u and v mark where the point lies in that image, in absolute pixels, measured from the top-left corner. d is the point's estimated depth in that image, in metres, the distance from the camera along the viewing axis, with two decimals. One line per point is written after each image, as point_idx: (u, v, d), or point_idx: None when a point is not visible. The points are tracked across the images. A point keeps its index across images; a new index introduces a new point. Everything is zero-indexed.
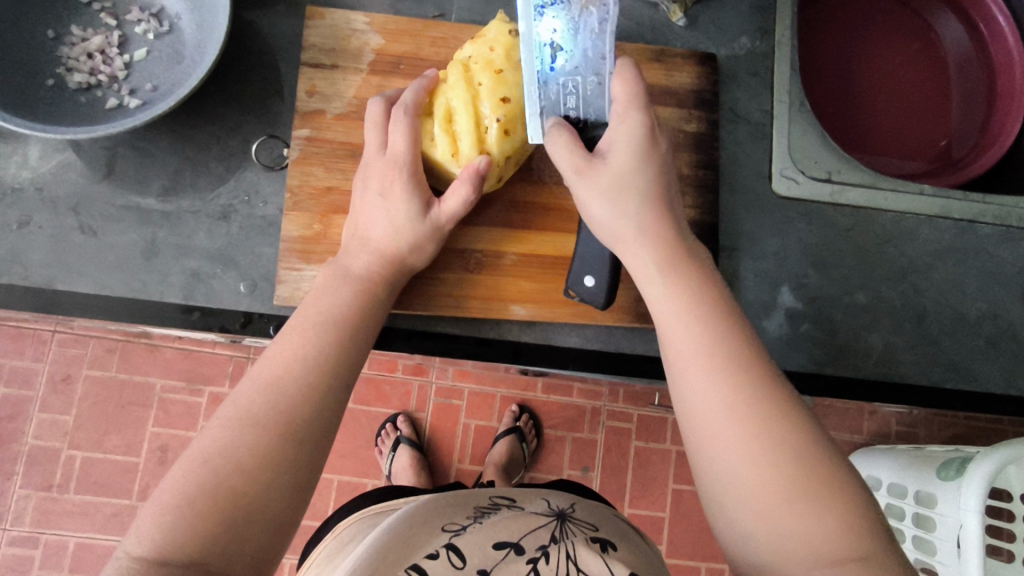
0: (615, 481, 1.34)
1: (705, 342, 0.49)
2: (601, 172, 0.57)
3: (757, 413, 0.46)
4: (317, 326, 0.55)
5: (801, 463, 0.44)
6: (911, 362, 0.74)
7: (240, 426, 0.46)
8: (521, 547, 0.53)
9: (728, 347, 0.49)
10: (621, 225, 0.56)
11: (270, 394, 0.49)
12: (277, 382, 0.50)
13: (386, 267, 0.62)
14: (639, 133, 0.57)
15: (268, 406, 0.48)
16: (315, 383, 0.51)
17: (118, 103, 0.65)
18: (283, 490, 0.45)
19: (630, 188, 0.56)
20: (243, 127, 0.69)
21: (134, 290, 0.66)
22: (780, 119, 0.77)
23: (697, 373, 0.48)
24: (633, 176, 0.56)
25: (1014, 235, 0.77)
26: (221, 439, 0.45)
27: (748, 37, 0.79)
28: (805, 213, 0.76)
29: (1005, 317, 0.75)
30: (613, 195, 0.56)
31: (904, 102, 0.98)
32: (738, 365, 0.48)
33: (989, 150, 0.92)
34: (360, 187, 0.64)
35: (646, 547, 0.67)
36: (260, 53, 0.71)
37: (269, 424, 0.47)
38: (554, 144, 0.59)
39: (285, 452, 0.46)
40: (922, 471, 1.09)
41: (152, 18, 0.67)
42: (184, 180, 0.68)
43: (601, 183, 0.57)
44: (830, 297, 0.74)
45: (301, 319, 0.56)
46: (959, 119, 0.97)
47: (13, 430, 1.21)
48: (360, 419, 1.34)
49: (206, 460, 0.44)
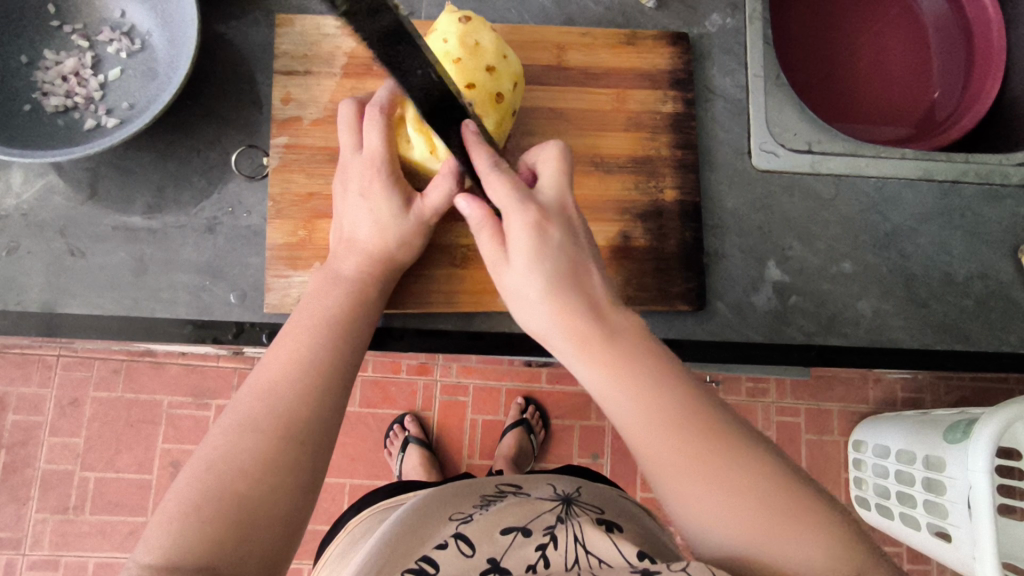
0: (625, 465, 1.35)
1: (653, 413, 0.44)
2: (514, 278, 0.51)
3: (722, 475, 0.42)
4: (311, 330, 0.56)
5: (786, 513, 0.41)
6: (902, 327, 0.74)
7: (241, 432, 0.47)
8: (528, 530, 0.54)
9: (678, 411, 0.44)
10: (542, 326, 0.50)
11: (269, 399, 0.50)
12: (274, 387, 0.51)
13: (371, 267, 0.62)
14: (528, 224, 0.51)
15: (267, 410, 0.49)
16: (312, 386, 0.51)
17: (95, 124, 0.65)
18: (288, 492, 0.46)
19: (536, 286, 0.49)
20: (222, 139, 0.70)
21: (127, 308, 0.66)
22: (756, 94, 0.77)
23: (654, 452, 0.43)
24: (535, 277, 0.50)
25: (999, 193, 0.77)
26: (223, 446, 0.46)
27: (719, 14, 0.79)
28: (787, 185, 0.76)
29: (994, 276, 0.76)
30: (527, 303, 0.50)
31: (885, 67, 0.98)
32: (694, 428, 0.44)
33: (972, 110, 0.92)
34: (342, 189, 0.65)
35: (652, 523, 0.68)
36: (233, 64, 0.71)
37: (269, 427, 0.48)
38: (479, 240, 0.55)
39: (287, 454, 0.47)
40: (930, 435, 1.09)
41: (123, 36, 0.67)
42: (168, 196, 0.69)
43: (518, 293, 0.51)
44: (817, 269, 0.75)
45: (292, 326, 0.56)
46: (941, 81, 0.97)
47: (26, 455, 1.22)
48: (368, 421, 1.35)
49: (210, 467, 0.45)
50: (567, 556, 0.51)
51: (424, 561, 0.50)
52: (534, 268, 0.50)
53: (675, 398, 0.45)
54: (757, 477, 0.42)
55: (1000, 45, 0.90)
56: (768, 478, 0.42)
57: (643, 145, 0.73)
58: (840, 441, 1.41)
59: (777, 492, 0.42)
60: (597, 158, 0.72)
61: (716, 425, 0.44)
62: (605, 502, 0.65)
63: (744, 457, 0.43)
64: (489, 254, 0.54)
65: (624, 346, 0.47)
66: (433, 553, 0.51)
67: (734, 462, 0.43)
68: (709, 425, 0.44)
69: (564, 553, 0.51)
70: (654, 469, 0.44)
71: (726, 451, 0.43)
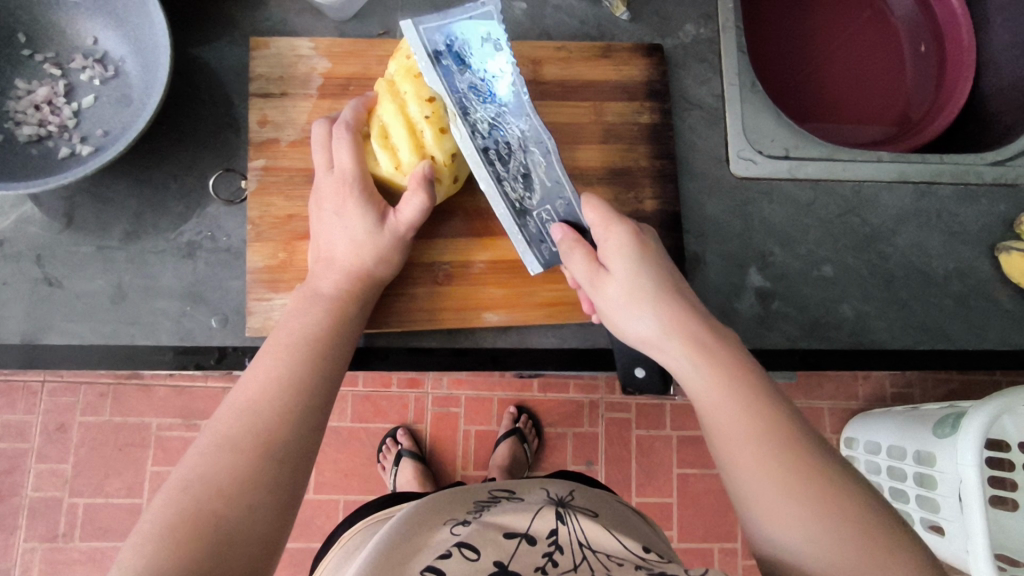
0: (620, 470, 1.36)
1: (739, 396, 0.50)
2: (613, 289, 0.57)
3: (781, 458, 0.48)
4: (291, 348, 0.56)
5: (856, 523, 0.45)
6: (884, 328, 0.75)
7: (218, 450, 0.47)
8: (533, 539, 0.54)
9: (759, 408, 0.50)
10: (646, 334, 0.55)
11: (248, 419, 0.49)
12: (252, 405, 0.50)
13: (354, 286, 0.62)
14: (628, 245, 0.57)
15: (246, 427, 0.49)
16: (292, 402, 0.51)
17: (70, 152, 0.65)
18: (266, 510, 0.45)
19: (641, 294, 0.55)
20: (199, 162, 0.69)
21: (108, 335, 0.66)
22: (732, 102, 0.78)
23: (739, 449, 0.49)
24: (639, 287, 0.55)
25: (974, 192, 0.79)
26: (201, 465, 0.46)
27: (692, 24, 0.79)
28: (766, 191, 0.76)
29: (972, 274, 0.77)
30: (635, 305, 0.56)
31: (858, 54, 1.02)
32: (776, 429, 0.49)
33: (957, 87, 0.95)
34: (316, 209, 0.65)
35: (648, 528, 0.68)
36: (208, 88, 0.70)
37: (246, 442, 0.48)
38: (569, 262, 0.60)
39: (264, 474, 0.46)
40: (919, 430, 1.11)
41: (96, 63, 0.66)
42: (146, 222, 0.68)
43: (619, 304, 0.57)
44: (799, 273, 0.75)
45: (273, 343, 0.56)
46: (919, 58, 1.01)
47: (11, 484, 1.20)
48: (361, 437, 1.35)
49: (186, 486, 0.44)
50: (574, 556, 0.52)
51: (429, 570, 0.48)
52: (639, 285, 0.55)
53: (762, 398, 0.51)
54: (834, 484, 0.47)
55: (967, 26, 0.95)
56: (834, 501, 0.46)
57: (622, 157, 0.74)
58: (832, 438, 1.42)
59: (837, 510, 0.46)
60: (578, 171, 0.72)
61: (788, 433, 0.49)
62: (599, 507, 0.65)
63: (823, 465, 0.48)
64: (578, 274, 0.59)
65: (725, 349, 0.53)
66: (438, 562, 0.50)
67: (821, 482, 0.47)
68: (798, 446, 0.48)
69: (571, 556, 0.51)
70: (726, 464, 0.50)
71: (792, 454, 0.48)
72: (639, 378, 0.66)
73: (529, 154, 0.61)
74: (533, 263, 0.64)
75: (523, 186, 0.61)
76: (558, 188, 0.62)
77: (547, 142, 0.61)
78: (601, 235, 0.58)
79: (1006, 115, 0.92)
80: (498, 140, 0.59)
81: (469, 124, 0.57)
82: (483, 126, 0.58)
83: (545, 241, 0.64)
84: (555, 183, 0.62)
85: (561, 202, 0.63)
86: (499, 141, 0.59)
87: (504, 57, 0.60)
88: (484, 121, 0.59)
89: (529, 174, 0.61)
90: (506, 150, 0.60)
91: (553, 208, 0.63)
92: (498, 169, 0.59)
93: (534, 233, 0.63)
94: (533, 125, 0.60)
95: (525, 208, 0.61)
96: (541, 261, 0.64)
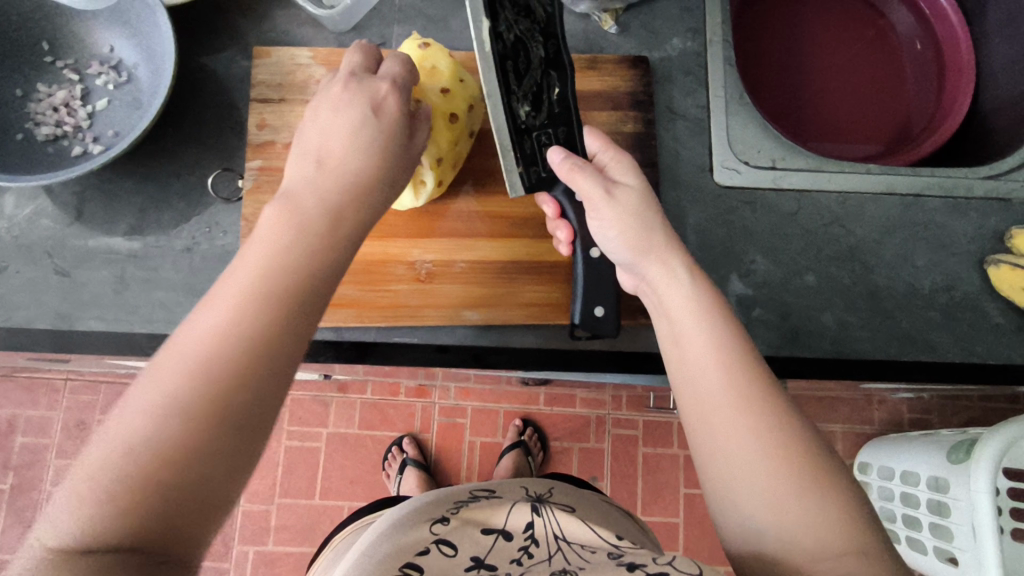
0: (626, 487, 1.36)
1: (715, 334, 0.50)
2: (631, 197, 0.59)
3: (746, 396, 0.47)
4: (266, 273, 0.41)
5: (815, 485, 0.43)
6: (867, 339, 0.75)
7: (146, 430, 0.35)
8: (508, 534, 0.56)
9: (737, 349, 0.49)
10: (641, 248, 0.57)
11: (196, 370, 0.37)
12: (201, 356, 0.37)
13: (352, 199, 0.48)
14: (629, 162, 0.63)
15: (191, 389, 0.36)
16: (249, 362, 0.38)
17: (83, 151, 0.70)
18: (200, 510, 0.35)
19: (649, 209, 0.58)
20: (201, 164, 0.73)
21: (110, 324, 0.70)
22: (717, 113, 0.79)
23: (705, 381, 0.48)
24: (651, 202, 0.59)
25: (964, 206, 0.79)
26: (132, 435, 0.34)
27: (680, 38, 0.81)
28: (749, 201, 0.77)
29: (960, 288, 0.76)
30: (645, 220, 0.58)
31: (857, 67, 1.03)
32: (743, 381, 0.47)
33: (956, 103, 0.96)
34: (336, 98, 0.53)
35: (633, 524, 0.69)
36: (213, 94, 0.75)
37: (192, 408, 0.36)
38: (578, 177, 0.61)
39: (205, 460, 0.35)
40: (933, 457, 1.09)
41: (111, 69, 0.71)
42: (149, 218, 0.72)
43: (626, 219, 0.58)
44: (780, 281, 0.76)
45: (238, 265, 0.42)
46: (919, 75, 1.02)
47: (31, 478, 1.26)
48: (368, 444, 1.37)
49: (107, 467, 0.33)
50: (549, 547, 0.53)
51: (407, 566, 0.49)
52: (638, 216, 0.58)
53: (737, 342, 0.49)
54: (804, 453, 0.45)
55: (967, 42, 0.96)
56: (799, 446, 0.45)
57: None
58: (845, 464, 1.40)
59: (800, 458, 0.44)
60: None
61: (757, 379, 0.48)
62: (578, 502, 0.66)
63: (792, 433, 0.45)
64: (589, 187, 0.60)
65: (704, 291, 0.53)
66: (416, 559, 0.50)
67: (786, 429, 0.45)
68: (768, 392, 0.47)
69: (546, 547, 0.53)
70: (692, 404, 0.49)
71: (762, 398, 0.47)
72: (596, 318, 0.67)
73: (546, 78, 0.65)
74: (515, 184, 0.65)
75: (530, 107, 0.64)
76: (566, 114, 0.66)
77: (568, 70, 0.66)
78: (604, 155, 0.64)
79: (1003, 130, 0.92)
80: (519, 57, 0.62)
81: (495, 32, 0.60)
82: (508, 37, 0.61)
83: (534, 164, 0.65)
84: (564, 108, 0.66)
85: (564, 130, 0.66)
86: (519, 56, 0.62)
87: None
88: (512, 34, 0.62)
89: (540, 97, 0.65)
90: (523, 66, 0.63)
91: (554, 133, 0.66)
92: (509, 82, 0.62)
93: (527, 153, 0.65)
94: (558, 52, 0.65)
95: (526, 127, 0.64)
96: (526, 183, 0.65)
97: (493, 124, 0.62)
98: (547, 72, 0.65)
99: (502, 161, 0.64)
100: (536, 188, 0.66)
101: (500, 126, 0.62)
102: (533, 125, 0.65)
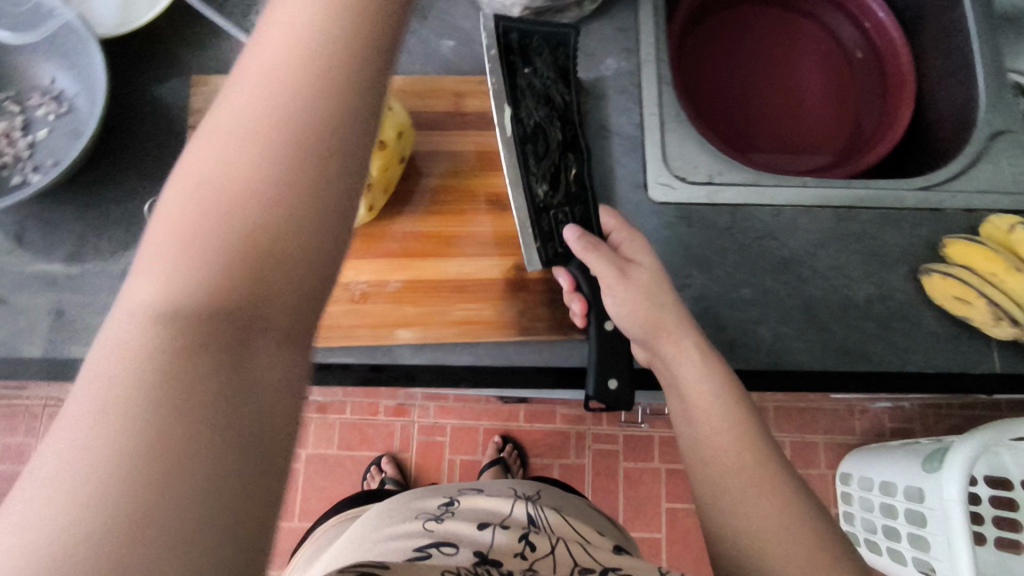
0: (608, 503, 1.35)
1: (715, 392, 0.60)
2: (644, 276, 0.65)
3: (736, 444, 0.57)
4: (266, 112, 0.33)
5: (794, 522, 0.52)
6: (803, 350, 0.75)
7: (153, 343, 0.28)
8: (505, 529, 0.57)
9: (732, 406, 0.59)
10: (652, 318, 0.63)
11: (196, 250, 0.31)
12: (209, 242, 0.31)
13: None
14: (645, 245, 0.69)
15: (200, 285, 0.30)
16: (261, 234, 0.32)
17: (22, 180, 0.71)
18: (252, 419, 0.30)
19: (661, 286, 0.65)
20: (142, 190, 0.75)
21: (47, 350, 0.70)
22: (651, 130, 0.81)
23: (704, 431, 0.58)
24: (663, 282, 0.65)
25: (896, 216, 0.80)
26: (137, 348, 0.28)
27: (614, 58, 0.83)
28: (683, 216, 0.79)
29: (894, 298, 0.77)
30: (656, 296, 0.64)
31: (801, 81, 1.05)
32: (734, 433, 0.57)
33: (898, 114, 0.97)
34: None
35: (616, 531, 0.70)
36: (155, 122, 0.77)
37: (199, 326, 0.30)
38: (594, 255, 0.67)
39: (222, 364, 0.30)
40: (909, 466, 1.09)
41: (52, 101, 0.73)
42: (88, 244, 0.73)
43: (642, 293, 0.64)
44: (715, 294, 0.77)
45: (238, 85, 0.34)
46: (863, 88, 1.03)
47: None
48: (347, 465, 1.37)
49: (115, 397, 0.27)
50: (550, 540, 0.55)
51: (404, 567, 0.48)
52: (650, 290, 0.65)
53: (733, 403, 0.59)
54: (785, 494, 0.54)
55: (905, 55, 0.98)
56: (781, 489, 0.54)
57: None
58: (826, 474, 1.40)
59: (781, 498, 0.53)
60: (494, 197, 0.76)
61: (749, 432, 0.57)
62: (563, 505, 0.68)
63: (774, 477, 0.55)
64: (605, 268, 0.66)
65: (709, 358, 0.62)
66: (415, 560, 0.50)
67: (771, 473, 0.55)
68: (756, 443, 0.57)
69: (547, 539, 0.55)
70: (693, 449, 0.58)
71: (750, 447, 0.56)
72: (612, 389, 0.68)
73: (566, 159, 0.74)
74: (535, 258, 0.70)
75: (549, 188, 0.71)
76: (583, 195, 0.73)
77: (581, 155, 0.75)
78: (621, 236, 0.70)
79: (944, 141, 0.94)
80: (538, 140, 0.71)
81: (518, 119, 0.69)
82: (528, 122, 0.70)
83: (550, 241, 0.71)
84: (579, 188, 0.73)
85: (579, 208, 0.72)
86: (539, 139, 0.71)
87: (565, 81, 0.75)
88: (533, 118, 0.71)
89: (557, 176, 0.72)
90: (541, 148, 0.71)
91: (570, 212, 0.72)
92: (530, 160, 0.70)
93: (546, 229, 0.70)
94: (573, 136, 0.74)
95: (546, 206, 0.71)
96: (544, 258, 0.70)
97: (514, 205, 0.69)
98: (565, 153, 0.74)
99: (522, 238, 0.70)
100: (553, 263, 0.71)
101: (522, 205, 0.69)
102: (550, 203, 0.71)
